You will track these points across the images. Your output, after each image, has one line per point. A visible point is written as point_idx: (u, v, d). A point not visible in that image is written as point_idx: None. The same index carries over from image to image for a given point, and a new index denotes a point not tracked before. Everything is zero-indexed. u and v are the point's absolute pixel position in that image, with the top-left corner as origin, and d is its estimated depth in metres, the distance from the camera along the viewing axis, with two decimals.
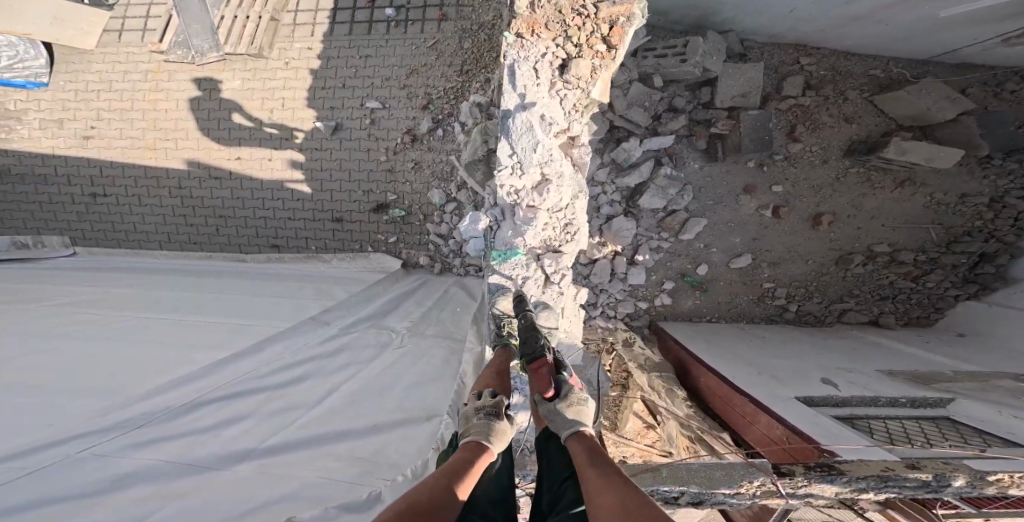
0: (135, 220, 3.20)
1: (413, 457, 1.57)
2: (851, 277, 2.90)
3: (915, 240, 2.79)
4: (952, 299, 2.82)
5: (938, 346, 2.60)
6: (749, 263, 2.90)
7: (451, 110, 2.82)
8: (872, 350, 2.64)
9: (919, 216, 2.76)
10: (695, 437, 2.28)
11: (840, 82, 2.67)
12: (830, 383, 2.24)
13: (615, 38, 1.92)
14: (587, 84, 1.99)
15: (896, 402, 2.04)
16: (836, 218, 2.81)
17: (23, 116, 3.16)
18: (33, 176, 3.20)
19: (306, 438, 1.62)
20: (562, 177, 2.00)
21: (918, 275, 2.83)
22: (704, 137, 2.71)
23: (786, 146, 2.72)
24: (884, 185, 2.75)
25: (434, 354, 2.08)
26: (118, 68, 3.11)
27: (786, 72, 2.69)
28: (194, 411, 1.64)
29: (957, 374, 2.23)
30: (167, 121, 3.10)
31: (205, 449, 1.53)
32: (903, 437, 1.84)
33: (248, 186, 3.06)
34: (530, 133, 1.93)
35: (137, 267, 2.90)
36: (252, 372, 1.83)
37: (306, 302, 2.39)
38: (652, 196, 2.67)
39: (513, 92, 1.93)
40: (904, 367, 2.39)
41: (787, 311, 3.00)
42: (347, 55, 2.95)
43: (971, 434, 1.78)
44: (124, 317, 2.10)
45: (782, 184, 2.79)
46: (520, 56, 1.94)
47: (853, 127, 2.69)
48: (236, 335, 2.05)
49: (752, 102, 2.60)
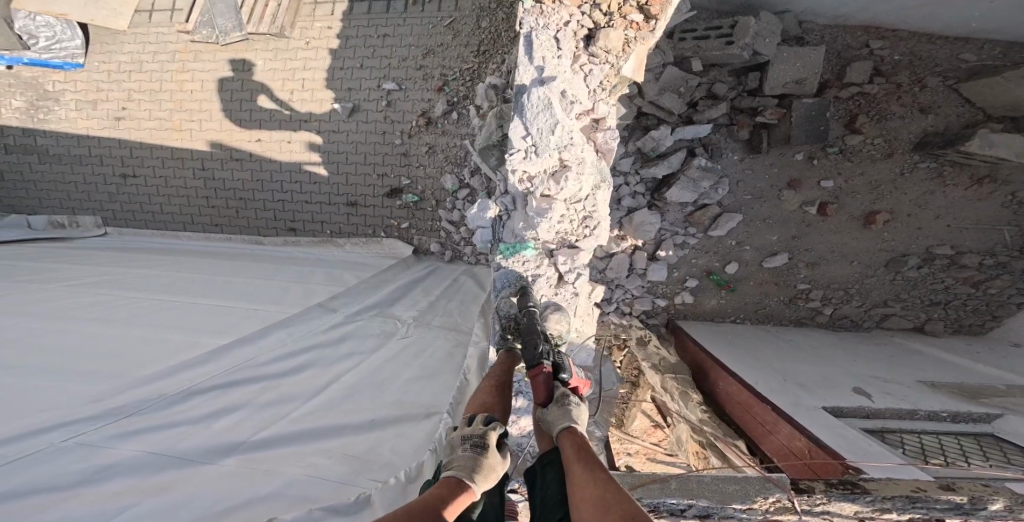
0: (162, 201, 3.33)
1: (408, 457, 1.62)
2: (901, 280, 2.69)
3: (984, 243, 2.53)
4: (1014, 307, 2.57)
5: (990, 357, 2.40)
6: (784, 263, 2.73)
7: (467, 92, 2.75)
8: (912, 359, 2.46)
9: (993, 216, 2.49)
10: (707, 443, 2.26)
11: (919, 68, 2.38)
12: (861, 393, 2.10)
13: (655, 7, 1.78)
14: (616, 58, 1.89)
15: (934, 416, 1.89)
16: (893, 217, 2.58)
17: (61, 97, 3.33)
18: (70, 157, 3.37)
19: (302, 430, 1.66)
20: (582, 164, 1.90)
21: (979, 281, 2.58)
22: (748, 127, 2.53)
23: (844, 138, 2.49)
24: (958, 182, 2.47)
25: (438, 345, 2.17)
26: (147, 49, 3.21)
27: (850, 57, 2.44)
28: (188, 400, 1.68)
29: (1010, 388, 2.06)
30: (193, 102, 3.18)
31: (193, 441, 1.55)
32: (936, 454, 1.76)
33: (268, 168, 3.12)
34: (547, 112, 1.81)
35: (163, 247, 3.03)
36: (254, 359, 1.89)
37: (316, 287, 2.44)
38: (682, 188, 2.49)
39: (529, 65, 1.83)
40: (945, 377, 2.23)
41: (820, 315, 2.84)
42: (366, 34, 2.92)
43: (1014, 453, 1.68)
44: (141, 299, 2.19)
45: (833, 178, 2.57)
46: (539, 23, 1.84)
47: (929, 118, 2.41)
48: (249, 319, 2.12)
49: (807, 90, 2.37)
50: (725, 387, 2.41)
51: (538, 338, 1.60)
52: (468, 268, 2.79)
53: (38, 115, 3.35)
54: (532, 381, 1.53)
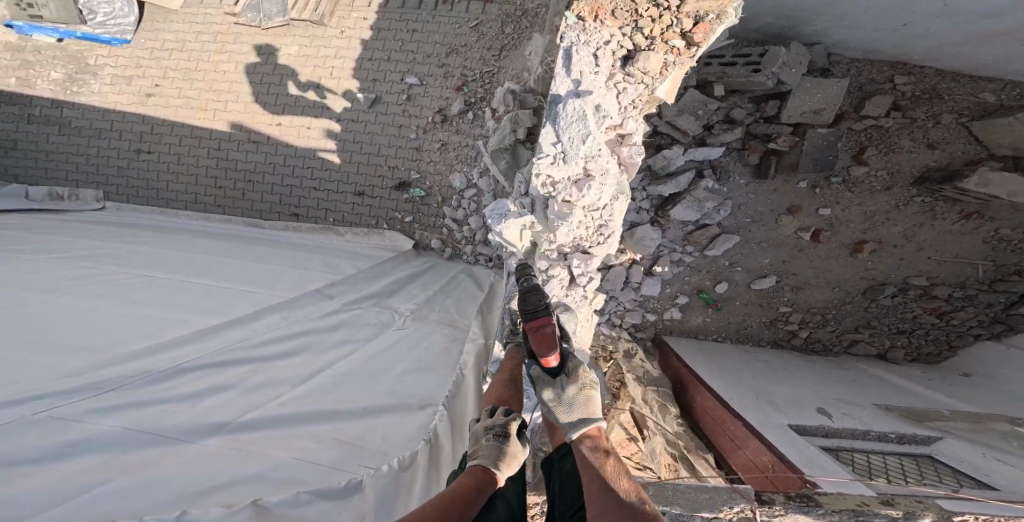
0: (170, 178, 3.15)
1: (401, 446, 1.69)
2: (876, 307, 2.83)
3: (957, 275, 2.68)
4: (971, 338, 2.77)
5: (942, 384, 2.61)
6: (771, 285, 2.82)
7: (485, 94, 2.73)
8: (872, 382, 2.62)
9: (971, 251, 2.62)
10: (680, 456, 2.29)
11: (936, 105, 2.46)
12: (824, 413, 2.19)
13: (699, 34, 1.82)
14: (653, 79, 1.93)
15: (884, 437, 2.01)
16: (880, 247, 2.69)
17: (100, 71, 3.20)
18: (90, 130, 3.20)
19: (290, 414, 1.68)
20: (605, 175, 1.91)
21: (944, 311, 2.75)
22: (759, 153, 2.60)
23: (849, 169, 2.58)
24: (948, 217, 2.59)
25: (436, 339, 2.18)
26: (193, 29, 3.14)
27: (872, 90, 2.52)
28: (173, 378, 1.65)
29: (952, 413, 2.24)
30: (224, 83, 3.09)
31: (175, 419, 1.54)
32: (880, 472, 1.85)
33: (282, 152, 3.03)
34: (581, 123, 1.85)
35: (152, 225, 2.90)
36: (244, 340, 1.87)
37: (312, 273, 2.37)
38: (685, 208, 2.57)
39: (567, 76, 1.87)
40: (901, 401, 2.38)
41: (796, 337, 2.96)
42: (396, 28, 2.91)
43: (946, 473, 1.83)
44: (127, 274, 2.08)
45: (831, 207, 2.67)
46: (580, 38, 1.88)
47: (936, 153, 2.49)
48: (241, 301, 2.06)
49: (822, 120, 2.46)
50: (701, 401, 2.45)
51: (542, 298, 1.70)
52: (467, 267, 2.76)
53: (72, 88, 3.21)
54: (536, 333, 1.60)
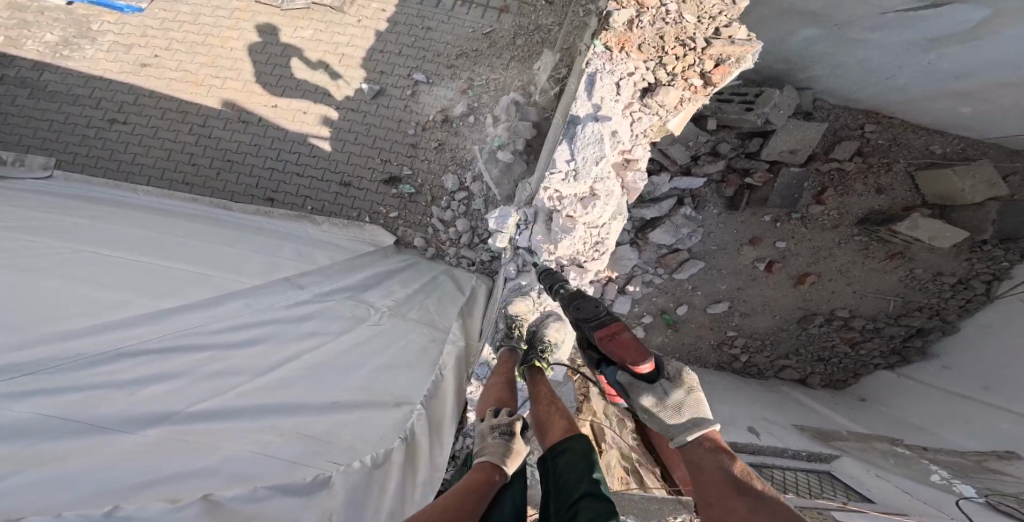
0: (139, 151, 2.99)
1: (374, 443, 1.65)
2: (805, 335, 3.13)
3: (873, 309, 3.03)
4: (872, 367, 3.18)
5: (844, 407, 3.00)
6: (724, 310, 3.04)
7: (488, 101, 2.80)
8: (792, 405, 2.91)
9: (888, 287, 2.98)
10: (632, 469, 2.22)
11: (892, 153, 2.76)
12: (752, 431, 2.38)
13: (717, 75, 2.01)
14: (667, 112, 2.07)
15: (796, 455, 2.24)
16: (819, 280, 3.00)
17: (100, 38, 3.09)
18: (66, 95, 3.04)
19: (246, 406, 1.56)
20: (609, 197, 2.08)
21: (856, 341, 3.12)
22: (734, 187, 2.83)
23: (809, 207, 2.86)
24: (877, 255, 2.93)
25: (413, 339, 2.12)
26: (211, 3, 3.10)
27: (844, 135, 2.77)
28: (113, 364, 1.51)
29: (850, 434, 2.55)
30: (228, 60, 3.03)
31: (114, 407, 1.40)
32: (793, 487, 2.06)
33: (271, 135, 2.96)
34: (597, 145, 1.98)
35: (89, 195, 2.59)
36: (201, 326, 1.74)
37: (282, 261, 2.22)
38: (664, 231, 2.75)
39: (587, 100, 1.99)
40: (813, 423, 2.67)
41: (737, 360, 3.20)
42: (411, 23, 2.97)
43: (840, 488, 2.03)
44: (63, 247, 1.84)
45: (786, 241, 2.93)
46: (605, 67, 2.00)
47: (881, 198, 2.82)
48: (197, 284, 1.88)
49: (797, 160, 2.71)
50: None
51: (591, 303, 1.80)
52: (449, 270, 2.69)
53: (63, 52, 3.07)
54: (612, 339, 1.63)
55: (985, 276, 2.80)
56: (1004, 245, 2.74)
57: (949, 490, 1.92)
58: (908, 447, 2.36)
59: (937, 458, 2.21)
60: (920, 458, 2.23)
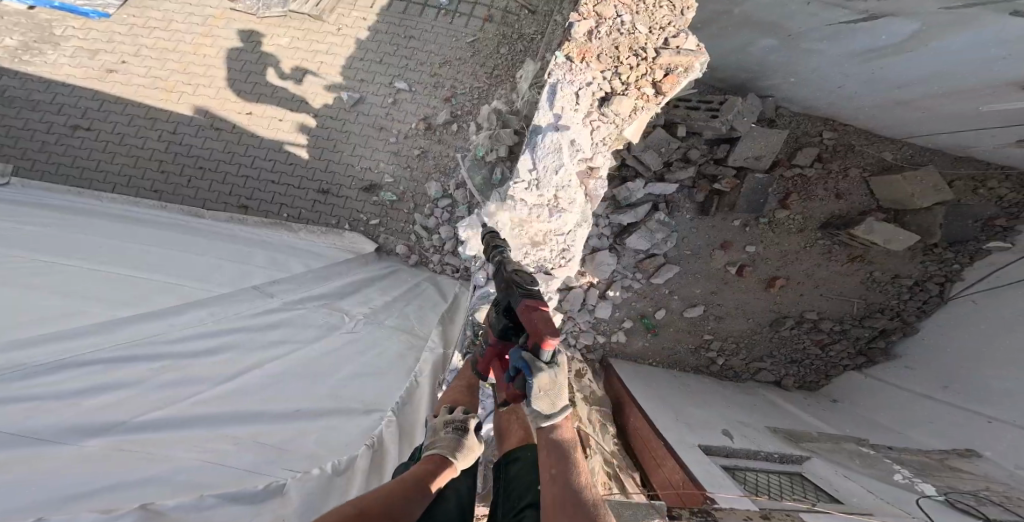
0: (103, 157, 2.91)
1: (336, 450, 1.61)
2: (778, 338, 3.20)
3: (838, 311, 3.14)
4: (841, 369, 3.23)
5: (816, 407, 3.06)
6: (700, 314, 3.11)
7: (472, 109, 2.83)
8: (766, 406, 2.97)
9: (851, 291, 3.10)
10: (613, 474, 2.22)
11: (848, 159, 2.89)
12: (727, 434, 2.41)
13: (667, 84, 2.07)
14: (622, 121, 2.11)
15: (770, 457, 2.28)
16: (786, 283, 3.10)
17: (64, 43, 3.01)
18: (25, 101, 2.96)
19: (203, 415, 1.51)
20: (572, 205, 2.16)
21: (827, 343, 3.19)
22: (705, 192, 2.91)
23: (774, 211, 2.97)
24: (839, 258, 3.06)
25: (390, 346, 2.12)
26: (184, 9, 3.06)
27: (805, 142, 2.90)
28: (56, 374, 1.44)
29: (821, 435, 2.62)
30: (198, 67, 2.99)
31: (54, 417, 1.32)
32: (764, 489, 2.08)
33: (247, 142, 2.91)
34: (556, 156, 2.07)
35: (48, 202, 2.50)
36: (161, 334, 1.70)
37: (253, 270, 2.20)
38: (639, 237, 2.82)
39: (549, 110, 2.07)
40: (785, 424, 2.73)
41: (715, 363, 3.22)
42: (394, 31, 2.99)
43: (810, 490, 2.10)
44: (17, 255, 1.79)
45: (755, 245, 3.03)
46: (565, 77, 2.06)
47: (840, 203, 2.95)
48: (161, 294, 1.86)
49: (761, 166, 2.82)
50: (632, 421, 2.58)
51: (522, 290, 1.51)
52: (432, 277, 2.69)
53: (23, 56, 2.99)
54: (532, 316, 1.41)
55: (938, 278, 2.96)
56: (954, 248, 2.90)
57: (912, 488, 1.99)
58: (874, 447, 2.45)
59: (902, 458, 2.29)
60: (884, 458, 2.31)
